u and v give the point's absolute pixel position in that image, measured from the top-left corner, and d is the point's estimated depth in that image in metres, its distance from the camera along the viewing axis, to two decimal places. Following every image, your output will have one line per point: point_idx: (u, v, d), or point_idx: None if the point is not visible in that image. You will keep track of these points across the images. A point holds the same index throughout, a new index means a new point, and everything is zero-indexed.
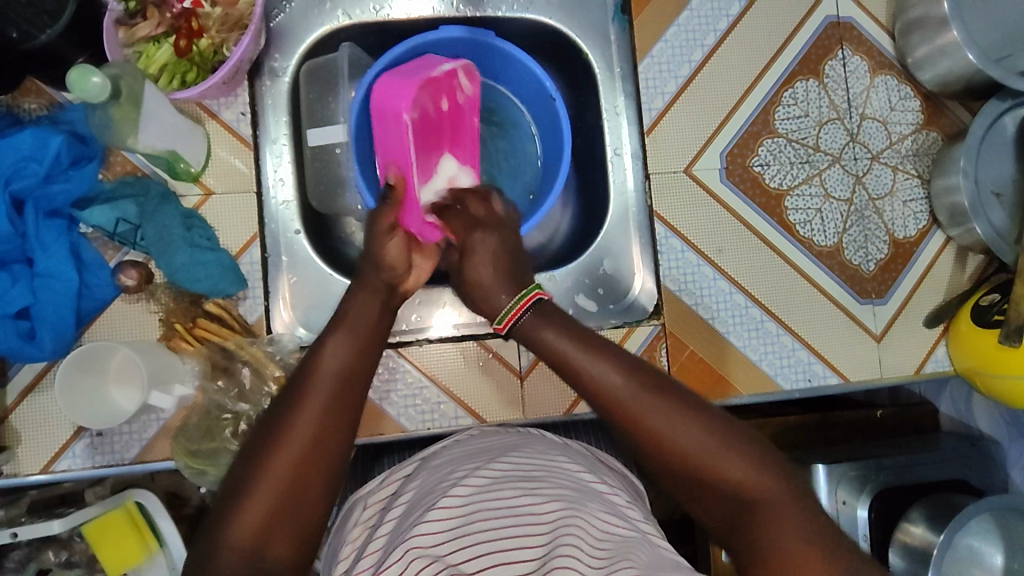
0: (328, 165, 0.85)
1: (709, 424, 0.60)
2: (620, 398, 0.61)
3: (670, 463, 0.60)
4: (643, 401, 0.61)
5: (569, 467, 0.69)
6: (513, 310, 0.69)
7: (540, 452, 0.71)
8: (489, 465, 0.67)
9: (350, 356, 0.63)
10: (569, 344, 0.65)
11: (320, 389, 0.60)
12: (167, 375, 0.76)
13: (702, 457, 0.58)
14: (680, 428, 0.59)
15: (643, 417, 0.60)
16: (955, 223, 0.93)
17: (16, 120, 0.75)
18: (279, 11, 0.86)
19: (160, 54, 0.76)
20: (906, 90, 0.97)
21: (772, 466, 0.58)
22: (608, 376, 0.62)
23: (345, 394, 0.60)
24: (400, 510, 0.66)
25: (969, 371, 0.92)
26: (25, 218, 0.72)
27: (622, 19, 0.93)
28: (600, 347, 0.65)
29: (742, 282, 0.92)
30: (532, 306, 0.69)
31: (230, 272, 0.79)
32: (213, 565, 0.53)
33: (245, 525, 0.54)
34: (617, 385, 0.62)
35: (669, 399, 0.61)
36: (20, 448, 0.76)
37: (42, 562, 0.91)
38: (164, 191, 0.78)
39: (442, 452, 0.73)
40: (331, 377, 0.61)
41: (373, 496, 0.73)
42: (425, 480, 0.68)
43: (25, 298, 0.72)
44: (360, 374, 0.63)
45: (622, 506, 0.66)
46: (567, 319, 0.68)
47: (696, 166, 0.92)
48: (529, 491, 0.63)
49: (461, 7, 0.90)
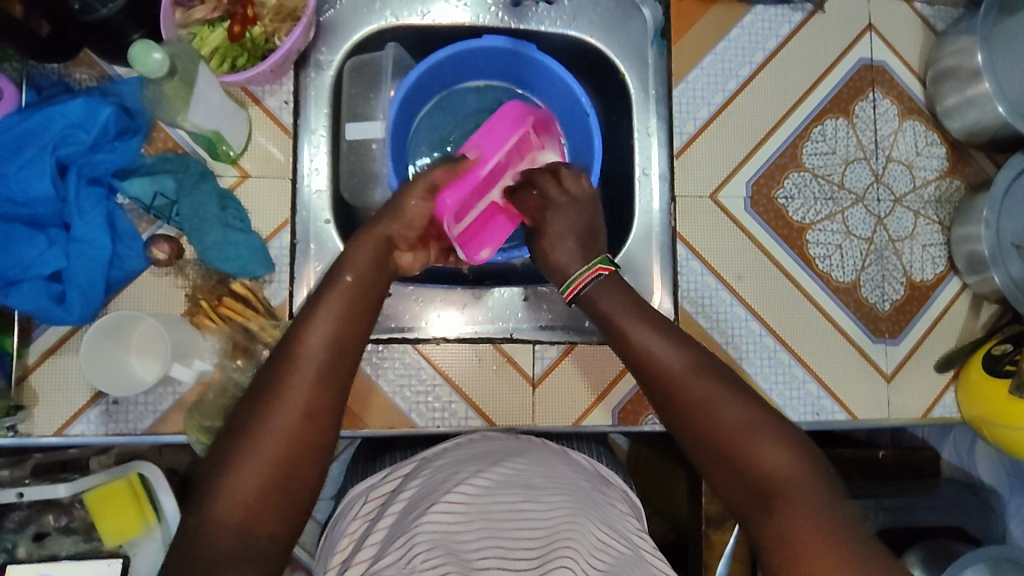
0: (362, 160, 0.88)
1: (750, 405, 0.59)
2: (668, 364, 0.62)
3: (704, 436, 0.59)
4: (688, 374, 0.61)
5: (575, 477, 0.70)
6: (577, 280, 0.73)
7: (543, 459, 0.71)
8: (491, 469, 0.66)
9: (340, 324, 0.57)
10: (625, 311, 0.68)
11: (309, 353, 0.54)
12: (188, 349, 0.77)
13: (735, 434, 0.57)
14: (721, 401, 0.59)
15: (684, 385, 0.61)
16: (973, 271, 0.94)
17: (67, 88, 0.78)
18: (330, 6, 0.88)
19: (213, 38, 0.78)
20: (933, 137, 0.98)
21: (807, 456, 0.56)
22: (656, 347, 0.64)
23: (338, 363, 0.55)
24: (399, 506, 0.65)
25: (976, 419, 0.92)
26: (67, 184, 0.73)
27: (661, 43, 0.95)
28: (656, 321, 0.67)
29: (759, 310, 0.93)
30: (596, 278, 0.72)
31: (259, 255, 0.80)
32: (198, 548, 0.48)
33: (234, 502, 0.50)
34: (662, 353, 0.63)
35: (718, 374, 0.61)
36: (37, 409, 0.77)
37: (42, 525, 0.90)
38: (203, 170, 0.80)
39: (445, 453, 0.73)
40: (322, 350, 0.55)
41: (373, 490, 0.71)
42: (427, 478, 0.67)
43: (59, 261, 0.73)
44: (350, 343, 0.57)
45: (621, 517, 0.67)
46: (626, 288, 0.72)
47: (722, 193, 0.94)
48: (529, 493, 0.63)
49: (505, 19, 0.93)
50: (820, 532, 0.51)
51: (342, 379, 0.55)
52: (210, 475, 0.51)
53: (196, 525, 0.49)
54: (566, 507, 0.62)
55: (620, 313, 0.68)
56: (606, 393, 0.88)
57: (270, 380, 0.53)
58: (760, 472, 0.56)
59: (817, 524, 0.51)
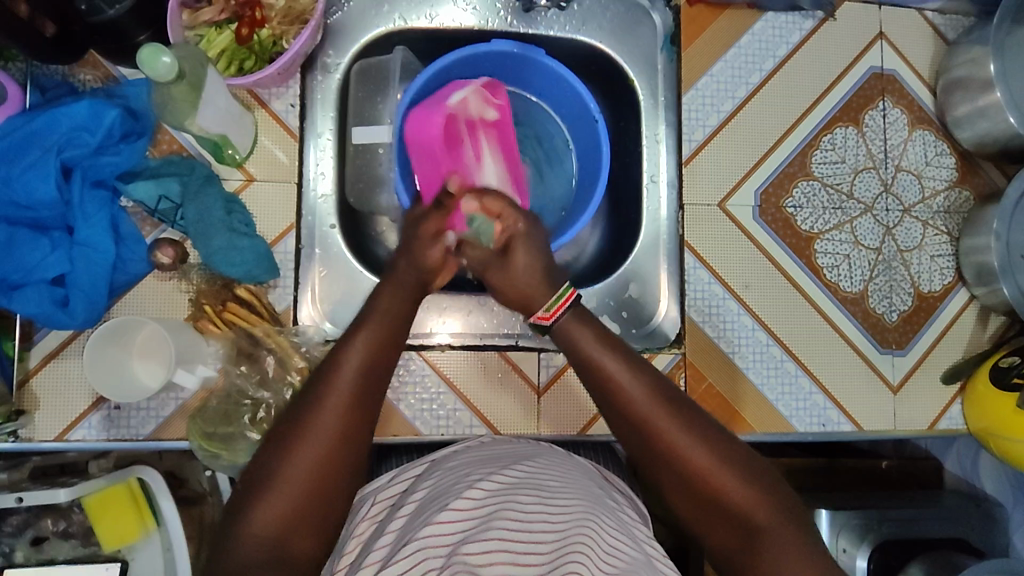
0: (368, 164, 0.87)
1: (720, 447, 0.62)
2: (645, 413, 0.63)
3: (678, 476, 0.62)
4: (667, 422, 0.62)
5: (586, 482, 0.68)
6: (552, 307, 0.70)
7: (555, 462, 0.70)
8: (504, 471, 0.64)
9: (364, 363, 0.63)
10: (604, 355, 0.66)
11: (339, 391, 0.60)
12: (191, 355, 0.76)
13: (712, 477, 0.61)
14: (695, 446, 0.61)
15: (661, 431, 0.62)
16: (981, 283, 0.93)
17: (72, 89, 0.77)
18: (338, 9, 0.87)
19: (220, 39, 0.77)
20: (942, 147, 0.98)
21: (772, 489, 0.61)
22: (636, 392, 0.64)
23: (363, 398, 0.61)
24: (410, 508, 0.63)
25: (983, 432, 0.91)
26: (72, 186, 0.73)
27: (671, 50, 0.94)
28: (631, 360, 0.66)
29: (766, 320, 0.92)
30: (570, 305, 0.70)
31: (264, 260, 0.79)
32: (236, 550, 0.55)
33: (269, 516, 0.56)
34: (641, 399, 0.63)
35: (689, 419, 0.63)
36: (38, 413, 0.76)
37: (40, 529, 0.89)
38: (209, 173, 0.79)
39: (454, 456, 0.71)
40: (350, 384, 0.61)
41: (382, 492, 0.70)
42: (437, 480, 0.66)
43: (63, 265, 0.72)
44: (376, 380, 0.63)
45: (635, 524, 0.66)
46: (600, 325, 0.70)
47: (730, 201, 0.93)
48: (541, 497, 0.61)
49: (513, 23, 0.92)
50: (795, 563, 0.57)
51: (368, 415, 0.61)
52: (250, 488, 0.58)
53: (236, 535, 0.56)
54: (579, 511, 0.60)
55: (602, 354, 0.66)
56: None
57: (303, 410, 0.60)
58: (732, 512, 0.60)
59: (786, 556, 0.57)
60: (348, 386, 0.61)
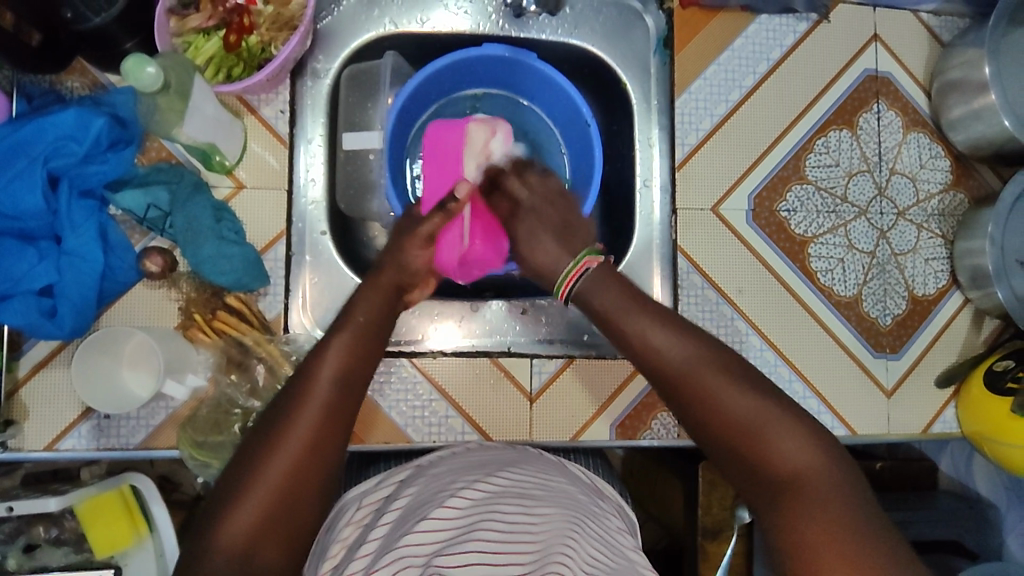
0: (359, 170, 0.88)
1: (763, 396, 0.61)
2: (680, 361, 0.64)
3: (713, 420, 0.61)
4: (694, 364, 0.63)
5: (569, 488, 0.68)
6: (569, 276, 0.74)
7: (539, 467, 0.71)
8: (487, 480, 0.64)
9: (342, 372, 0.63)
10: (633, 313, 0.69)
11: (312, 399, 0.60)
12: (182, 364, 0.76)
13: (751, 421, 0.59)
14: (732, 390, 0.61)
15: (694, 376, 0.62)
16: (976, 286, 0.93)
17: (59, 96, 0.77)
18: (328, 13, 0.87)
19: (208, 46, 0.76)
20: (937, 149, 0.97)
21: (814, 441, 0.58)
22: (661, 340, 0.66)
23: (338, 405, 0.60)
24: (393, 515, 0.63)
25: (977, 435, 0.91)
26: (58, 196, 0.72)
27: (664, 53, 0.94)
28: (659, 315, 0.68)
29: (759, 324, 0.92)
30: (583, 274, 0.74)
31: (254, 267, 0.79)
32: (201, 567, 0.51)
33: (241, 521, 0.53)
34: (667, 347, 0.65)
35: (730, 367, 0.63)
36: (27, 423, 0.76)
37: (32, 536, 0.89)
38: (198, 182, 0.78)
39: (440, 462, 0.71)
40: (326, 391, 0.61)
41: (367, 497, 0.70)
42: (422, 487, 0.65)
43: (51, 275, 0.72)
44: (351, 388, 0.63)
45: (620, 531, 0.66)
46: (627, 283, 0.72)
47: (724, 205, 0.93)
48: (523, 504, 0.61)
49: (505, 27, 0.91)
50: (839, 521, 0.52)
51: (343, 422, 0.60)
52: (221, 496, 0.55)
53: (203, 547, 0.52)
54: (560, 518, 0.61)
55: (635, 310, 0.69)
56: (604, 408, 0.87)
57: (278, 417, 0.58)
58: (776, 468, 0.57)
59: (830, 511, 0.53)
60: (324, 392, 0.60)
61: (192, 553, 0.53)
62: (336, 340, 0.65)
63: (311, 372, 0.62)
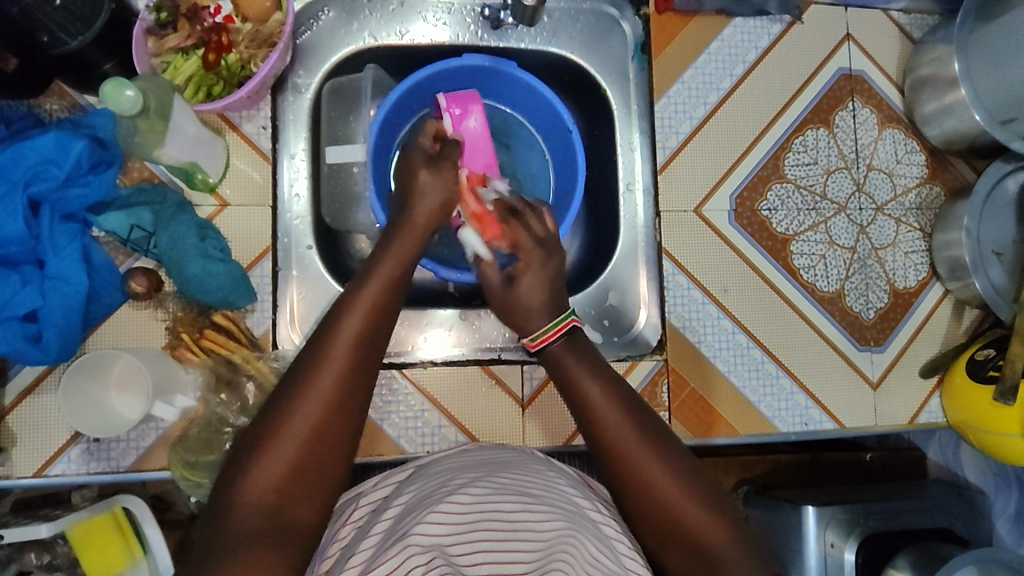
0: (344, 183, 0.87)
1: (688, 472, 0.63)
2: (612, 430, 0.64)
3: (636, 491, 0.62)
4: (638, 444, 0.63)
5: (564, 485, 0.66)
6: (548, 332, 0.71)
7: (531, 469, 0.67)
8: (487, 478, 0.63)
9: (354, 342, 0.60)
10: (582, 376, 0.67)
11: (339, 349, 0.59)
12: (170, 385, 0.76)
13: (681, 506, 0.61)
14: (669, 476, 0.62)
15: (624, 450, 0.62)
16: (955, 277, 0.95)
17: (38, 120, 0.75)
18: (306, 29, 0.87)
19: (187, 65, 0.77)
20: (912, 144, 0.99)
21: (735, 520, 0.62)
22: (609, 415, 0.64)
23: (363, 355, 0.60)
24: (392, 512, 0.62)
25: (962, 424, 0.93)
26: (40, 221, 0.71)
27: (642, 58, 0.95)
28: (610, 383, 0.67)
29: (745, 322, 0.93)
30: (565, 332, 0.71)
31: (240, 284, 0.79)
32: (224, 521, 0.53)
33: (260, 486, 0.54)
34: (611, 424, 0.64)
35: (663, 450, 0.63)
36: (15, 450, 0.75)
37: (24, 564, 0.86)
38: (181, 201, 0.78)
39: (439, 461, 0.70)
40: (343, 365, 0.59)
41: (364, 498, 0.69)
42: (420, 486, 0.64)
43: (34, 300, 0.71)
44: (367, 357, 0.60)
45: (617, 527, 0.64)
46: (583, 348, 0.71)
47: (706, 206, 0.94)
48: (524, 501, 0.60)
49: (484, 36, 0.91)
50: None
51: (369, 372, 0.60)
52: (233, 470, 0.55)
53: (222, 513, 0.54)
54: (563, 513, 0.60)
55: (584, 381, 0.67)
56: None
57: (288, 391, 0.57)
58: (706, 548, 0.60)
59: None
60: (335, 369, 0.58)
61: (213, 518, 0.54)
62: (356, 304, 0.62)
63: (323, 347, 0.59)
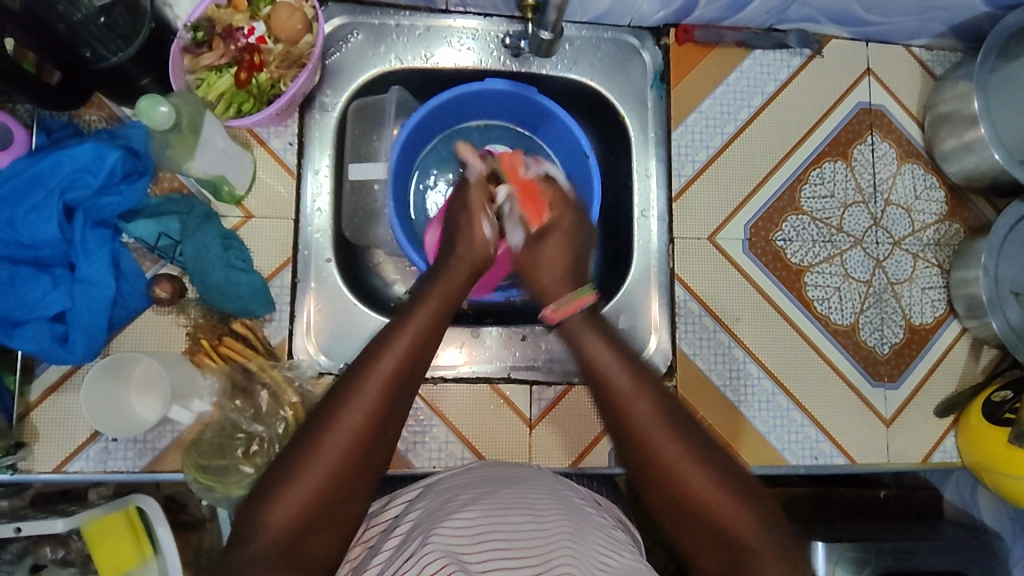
0: (364, 199, 0.90)
1: (691, 439, 0.62)
2: (626, 408, 0.64)
3: (662, 484, 0.61)
4: (641, 411, 0.63)
5: (576, 499, 0.67)
6: (570, 303, 0.75)
7: (537, 481, 0.68)
8: (495, 493, 0.63)
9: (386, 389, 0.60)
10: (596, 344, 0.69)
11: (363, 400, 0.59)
12: (187, 390, 0.78)
13: (675, 471, 0.60)
14: (665, 433, 0.62)
15: (637, 421, 0.63)
16: (972, 315, 0.94)
17: (77, 130, 0.81)
18: (336, 50, 0.90)
19: (220, 83, 0.80)
20: (931, 180, 0.99)
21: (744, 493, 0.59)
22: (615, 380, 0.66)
23: (388, 407, 0.60)
24: (402, 529, 0.62)
25: (977, 466, 0.91)
26: (73, 226, 0.75)
27: (661, 87, 0.96)
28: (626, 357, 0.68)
29: (757, 352, 0.93)
30: (584, 305, 0.75)
31: (260, 295, 0.81)
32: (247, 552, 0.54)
33: (277, 523, 0.54)
34: (619, 391, 0.65)
35: (667, 409, 0.63)
36: (36, 445, 0.78)
37: (38, 557, 0.87)
38: (208, 212, 0.81)
39: (447, 479, 0.70)
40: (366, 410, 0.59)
41: (376, 517, 0.69)
42: (430, 502, 0.65)
43: (63, 301, 0.74)
44: (398, 397, 0.61)
45: (626, 546, 0.64)
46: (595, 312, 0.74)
47: (720, 235, 0.95)
48: (530, 514, 0.60)
49: (507, 62, 0.93)
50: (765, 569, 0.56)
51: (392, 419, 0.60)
52: (253, 506, 0.56)
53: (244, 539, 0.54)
54: (567, 526, 0.60)
55: (593, 350, 0.69)
56: (604, 434, 0.88)
57: (315, 430, 0.58)
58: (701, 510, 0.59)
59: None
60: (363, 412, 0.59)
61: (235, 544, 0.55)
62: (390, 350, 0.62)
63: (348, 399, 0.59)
